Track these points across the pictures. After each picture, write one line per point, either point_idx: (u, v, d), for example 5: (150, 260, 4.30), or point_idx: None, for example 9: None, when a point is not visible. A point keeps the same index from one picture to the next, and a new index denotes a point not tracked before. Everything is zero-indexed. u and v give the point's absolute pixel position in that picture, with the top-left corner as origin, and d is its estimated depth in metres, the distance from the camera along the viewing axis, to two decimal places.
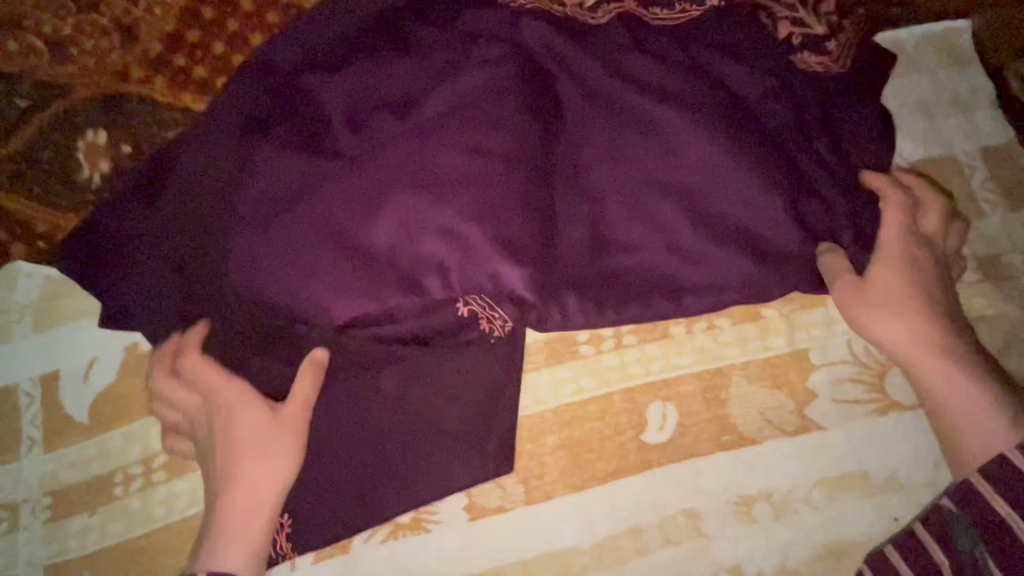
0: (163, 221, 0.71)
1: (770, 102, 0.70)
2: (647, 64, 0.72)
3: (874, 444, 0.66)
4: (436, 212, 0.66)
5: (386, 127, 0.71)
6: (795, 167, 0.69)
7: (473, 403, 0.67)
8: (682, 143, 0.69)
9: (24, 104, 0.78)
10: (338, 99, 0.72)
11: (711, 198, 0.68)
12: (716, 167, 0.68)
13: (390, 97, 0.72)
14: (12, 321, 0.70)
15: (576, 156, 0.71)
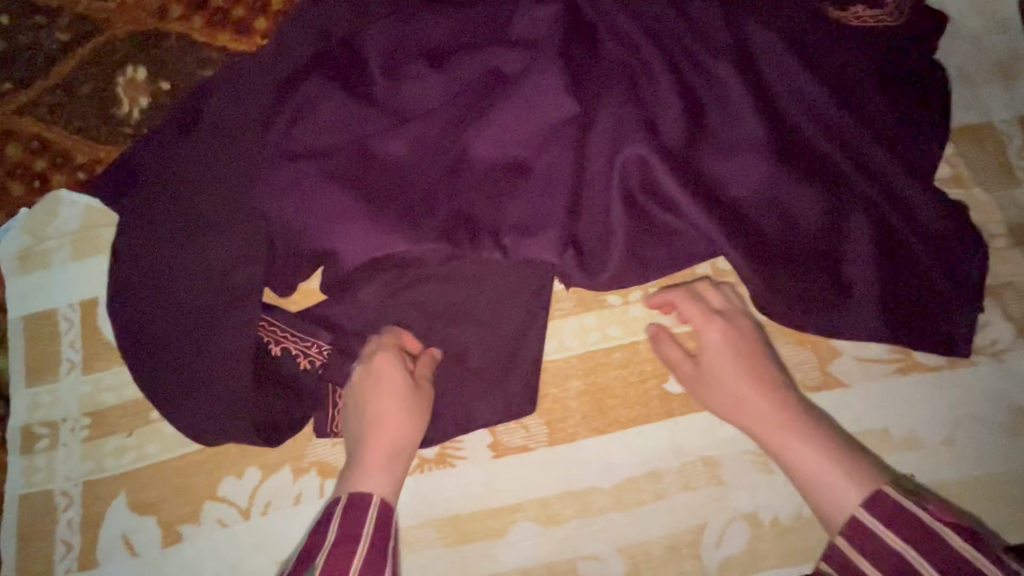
0: (198, 158, 0.71)
1: (804, 66, 0.71)
2: (686, 24, 0.73)
3: (894, 403, 0.67)
4: (472, 162, 0.69)
5: (424, 74, 0.71)
6: (828, 128, 0.70)
7: (502, 345, 0.68)
8: (711, 104, 0.71)
9: (65, 39, 0.79)
10: (375, 44, 0.72)
11: (741, 157, 0.69)
12: (745, 127, 0.70)
13: (425, 42, 0.73)
14: (51, 247, 0.71)
15: (611, 106, 0.70)
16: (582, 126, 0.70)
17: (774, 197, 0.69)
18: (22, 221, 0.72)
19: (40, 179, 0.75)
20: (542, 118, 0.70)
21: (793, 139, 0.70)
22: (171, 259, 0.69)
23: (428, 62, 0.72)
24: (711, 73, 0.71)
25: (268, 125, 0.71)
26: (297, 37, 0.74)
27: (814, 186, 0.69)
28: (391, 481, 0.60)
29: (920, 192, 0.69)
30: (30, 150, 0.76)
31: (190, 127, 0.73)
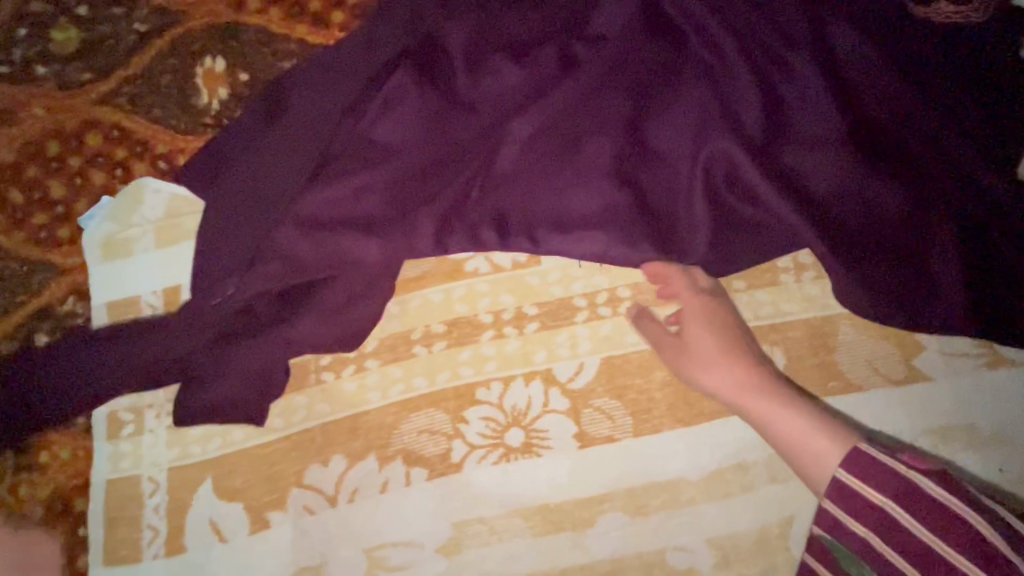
0: (280, 147, 0.71)
1: (885, 62, 0.71)
2: (765, 17, 0.72)
3: (981, 398, 0.67)
4: (554, 154, 0.70)
5: (505, 67, 0.72)
6: (911, 124, 0.70)
7: (587, 336, 0.68)
8: (791, 98, 0.71)
9: (144, 30, 0.80)
10: (456, 37, 0.73)
11: (825, 150, 0.69)
12: (828, 122, 0.70)
13: (505, 35, 0.73)
14: (135, 234, 0.72)
15: (691, 101, 0.70)
16: (663, 120, 0.70)
17: (859, 190, 0.68)
18: (106, 209, 0.73)
19: (122, 167, 0.76)
20: (623, 111, 0.70)
21: (873, 133, 0.70)
22: (250, 243, 0.68)
23: (508, 55, 0.72)
24: (792, 67, 0.71)
25: (350, 116, 0.71)
26: (379, 32, 0.75)
27: (897, 179, 0.69)
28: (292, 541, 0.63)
29: (1008, 185, 0.69)
30: (112, 139, 0.76)
31: (272, 118, 0.74)
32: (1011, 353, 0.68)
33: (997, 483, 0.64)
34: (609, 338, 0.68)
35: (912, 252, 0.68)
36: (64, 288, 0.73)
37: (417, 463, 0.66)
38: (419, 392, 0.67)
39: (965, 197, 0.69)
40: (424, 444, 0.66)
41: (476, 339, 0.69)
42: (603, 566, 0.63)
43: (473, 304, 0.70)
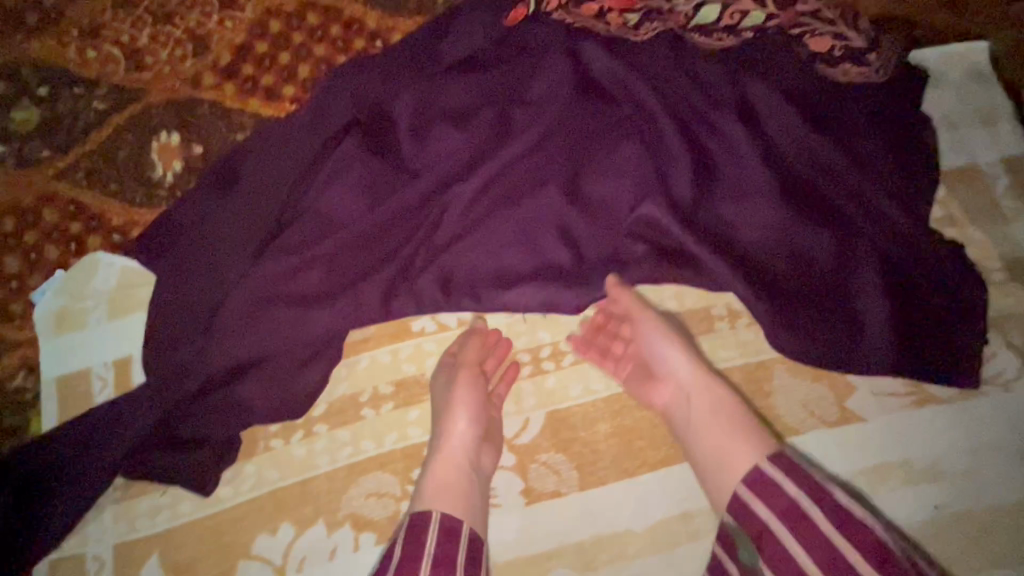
0: (233, 219, 0.74)
1: (805, 119, 0.76)
2: (690, 82, 0.78)
3: (913, 436, 0.69)
4: (499, 216, 0.73)
5: (450, 135, 0.75)
6: (831, 174, 0.75)
7: (529, 391, 0.70)
8: (720, 155, 0.75)
9: (102, 107, 0.84)
10: (402, 109, 0.77)
11: (752, 203, 0.73)
12: (752, 175, 0.74)
13: (447, 102, 0.77)
14: (87, 307, 0.73)
15: (626, 160, 0.74)
16: (600, 181, 0.74)
17: (786, 240, 0.73)
18: (59, 284, 0.74)
19: (77, 241, 0.77)
20: (561, 173, 0.74)
21: (798, 186, 0.75)
22: (202, 314, 0.70)
23: (452, 123, 0.76)
24: (717, 124, 0.76)
25: (303, 188, 0.74)
26: (327, 104, 0.79)
27: (821, 229, 0.73)
28: (447, 493, 0.60)
29: (922, 232, 0.73)
30: (67, 214, 0.78)
31: (226, 190, 0.76)
32: (939, 391, 0.70)
33: (931, 519, 0.66)
34: (553, 392, 0.70)
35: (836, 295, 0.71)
36: (15, 364, 0.73)
37: (364, 526, 0.66)
38: (368, 456, 0.68)
39: (888, 243, 0.72)
40: (372, 508, 0.66)
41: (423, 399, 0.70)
42: None
43: (420, 363, 0.71)
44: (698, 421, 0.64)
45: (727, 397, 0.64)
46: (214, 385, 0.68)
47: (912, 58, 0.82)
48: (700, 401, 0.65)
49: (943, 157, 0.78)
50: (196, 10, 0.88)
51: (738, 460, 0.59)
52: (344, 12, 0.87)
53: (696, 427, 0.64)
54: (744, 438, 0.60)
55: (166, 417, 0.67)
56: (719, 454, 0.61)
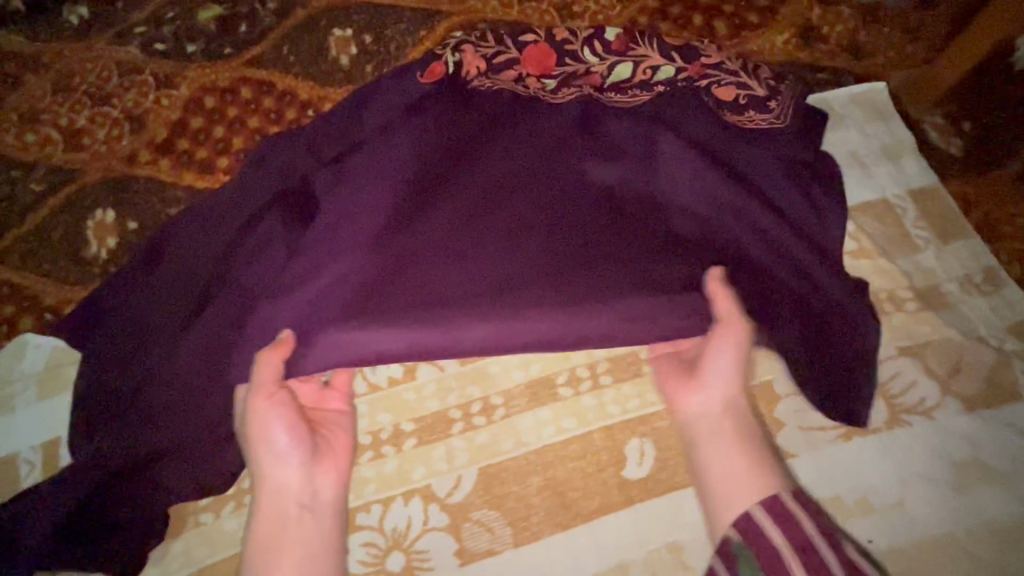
0: (154, 300, 0.74)
1: (708, 170, 0.77)
2: (602, 141, 0.80)
3: (843, 470, 0.69)
4: (396, 282, 0.71)
5: (354, 203, 0.74)
6: (738, 217, 0.76)
7: (461, 447, 0.70)
8: (625, 214, 0.77)
9: (39, 189, 0.86)
10: (318, 181, 0.77)
11: (653, 261, 0.75)
12: (656, 227, 0.77)
13: (359, 162, 0.77)
14: (16, 390, 0.73)
15: (532, 225, 0.76)
16: (502, 245, 0.74)
17: (692, 293, 0.73)
18: None
19: (8, 323, 0.78)
20: (465, 241, 0.74)
21: (700, 241, 0.76)
22: (130, 391, 0.71)
23: (355, 189, 0.75)
24: (624, 177, 0.78)
25: (220, 263, 0.75)
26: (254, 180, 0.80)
27: (725, 280, 0.73)
28: (294, 553, 0.62)
29: (834, 269, 0.75)
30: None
31: (150, 265, 0.77)
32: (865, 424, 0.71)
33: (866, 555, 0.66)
34: (485, 448, 0.70)
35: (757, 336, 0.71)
36: None
37: None
38: None
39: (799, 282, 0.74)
40: None
41: (355, 462, 0.70)
42: None
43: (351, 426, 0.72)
44: (733, 442, 0.66)
45: (756, 435, 0.67)
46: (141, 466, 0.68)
47: (813, 102, 0.87)
48: (709, 429, 0.68)
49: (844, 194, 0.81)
50: (133, 91, 0.92)
51: (750, 493, 0.62)
52: (277, 85, 0.91)
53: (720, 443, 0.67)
54: (767, 475, 0.63)
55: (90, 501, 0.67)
56: (726, 489, 0.63)
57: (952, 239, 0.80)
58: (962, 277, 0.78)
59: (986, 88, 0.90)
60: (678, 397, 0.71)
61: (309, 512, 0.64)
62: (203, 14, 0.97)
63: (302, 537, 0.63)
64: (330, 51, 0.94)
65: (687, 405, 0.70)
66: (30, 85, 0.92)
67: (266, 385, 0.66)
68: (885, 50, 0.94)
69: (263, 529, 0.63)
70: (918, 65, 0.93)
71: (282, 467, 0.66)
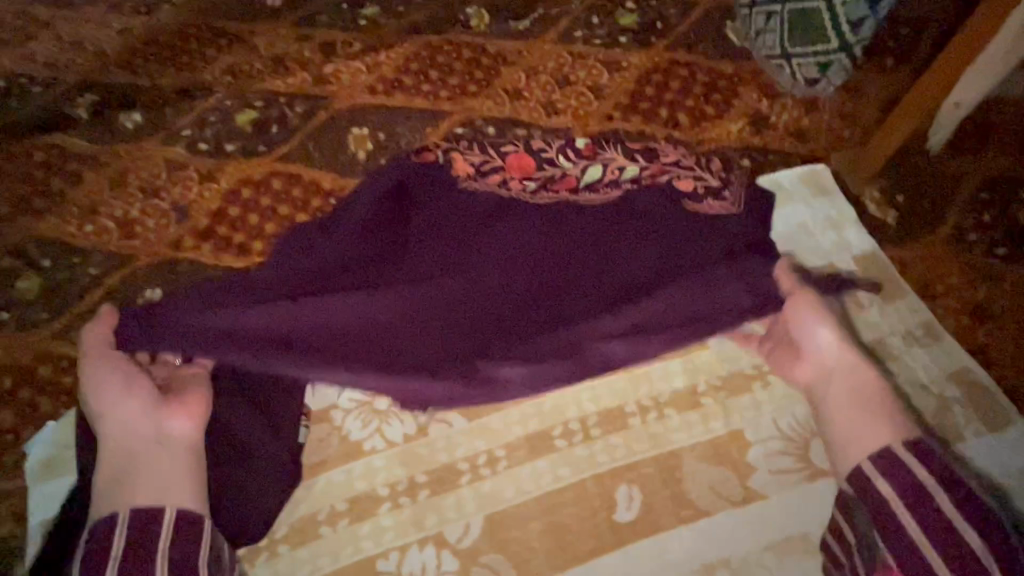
0: (171, 308, 0.81)
1: (654, 232, 0.90)
2: (581, 218, 0.92)
3: (810, 509, 0.78)
4: (358, 329, 0.82)
5: (354, 267, 0.88)
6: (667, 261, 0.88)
7: (469, 497, 0.79)
8: (575, 267, 0.88)
9: (96, 272, 0.98)
10: (331, 241, 0.90)
11: (587, 307, 0.85)
12: (598, 267, 0.88)
13: (353, 221, 0.92)
14: (72, 455, 0.82)
15: (497, 282, 0.87)
16: (451, 298, 0.86)
17: (615, 332, 0.83)
18: (47, 435, 0.84)
19: (67, 394, 0.88)
20: (430, 293, 0.86)
21: (633, 290, 0.86)
22: None
23: (357, 256, 0.89)
24: (572, 225, 0.92)
25: (229, 293, 0.85)
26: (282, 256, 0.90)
27: (647, 324, 0.84)
28: (184, 492, 0.68)
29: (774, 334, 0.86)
30: (61, 369, 0.90)
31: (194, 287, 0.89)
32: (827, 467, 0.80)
33: None
34: (491, 496, 0.79)
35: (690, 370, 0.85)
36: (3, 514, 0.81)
37: None
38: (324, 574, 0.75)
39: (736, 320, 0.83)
40: None
41: (375, 513, 0.78)
42: None
43: (371, 480, 0.80)
44: (844, 397, 0.74)
45: (876, 396, 0.72)
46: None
47: (763, 183, 1.01)
48: (821, 380, 0.77)
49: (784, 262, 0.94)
50: (180, 184, 1.06)
51: (869, 437, 0.69)
52: (303, 177, 1.06)
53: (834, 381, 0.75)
54: (877, 422, 0.70)
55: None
56: (850, 420, 0.72)
57: (893, 297, 0.91)
58: (903, 331, 0.89)
59: (913, 166, 1.06)
60: (798, 369, 0.80)
61: (147, 451, 0.70)
62: (239, 116, 1.13)
63: (150, 466, 0.69)
64: (349, 146, 1.09)
65: (805, 375, 0.79)
66: (91, 182, 1.07)
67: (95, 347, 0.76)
68: (826, 136, 1.09)
69: (108, 469, 0.69)
70: (855, 146, 1.08)
71: (120, 406, 0.72)
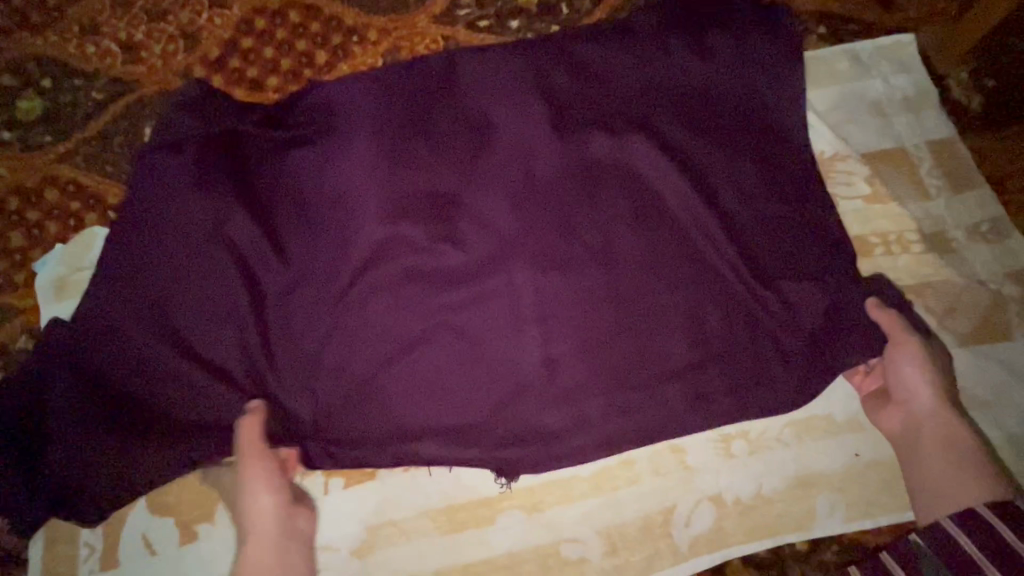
0: (281, 183, 0.78)
1: (779, 149, 0.80)
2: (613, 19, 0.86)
3: (839, 391, 0.74)
4: (313, 269, 0.74)
5: (489, 170, 0.78)
6: (678, 219, 0.77)
7: None
8: (680, 339, 0.73)
9: (100, 98, 0.91)
10: (349, 172, 0.77)
11: (679, 343, 0.73)
12: (599, 219, 0.77)
13: (348, 149, 0.78)
14: (85, 276, 0.80)
15: (530, 202, 0.77)
16: (416, 275, 0.74)
17: (580, 356, 0.73)
18: (59, 255, 0.81)
19: (76, 218, 0.85)
20: (420, 232, 0.76)
21: (709, 344, 0.73)
22: (140, 370, 0.71)
23: (483, 146, 0.80)
24: (605, 164, 0.79)
25: (331, 188, 0.77)
26: (219, 109, 0.83)
27: (732, 347, 0.73)
28: None
29: (830, 283, 0.74)
30: (67, 194, 0.86)
31: (229, 247, 0.75)
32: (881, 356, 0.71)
33: (851, 466, 0.72)
34: None
35: (701, 345, 0.73)
36: (18, 329, 0.81)
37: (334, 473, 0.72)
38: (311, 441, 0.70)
39: (753, 277, 0.74)
40: None
41: None
42: (503, 559, 0.69)
43: None
44: (932, 449, 0.65)
45: (966, 441, 0.64)
46: (168, 441, 0.69)
47: (836, 53, 0.89)
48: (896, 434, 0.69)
49: (819, 145, 0.84)
50: (187, 9, 0.95)
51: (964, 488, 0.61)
52: (322, 10, 0.95)
53: (921, 441, 0.67)
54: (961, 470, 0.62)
55: (86, 473, 0.68)
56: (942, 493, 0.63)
57: (964, 190, 0.83)
58: (969, 225, 0.81)
59: (1014, 46, 0.92)
60: (878, 415, 0.71)
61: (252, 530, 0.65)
62: None
63: (261, 549, 0.64)
64: None
65: (891, 426, 0.70)
66: None
67: (251, 449, 0.66)
68: (919, 4, 0.95)
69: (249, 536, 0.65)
70: (949, 19, 0.94)
71: (258, 498, 0.65)
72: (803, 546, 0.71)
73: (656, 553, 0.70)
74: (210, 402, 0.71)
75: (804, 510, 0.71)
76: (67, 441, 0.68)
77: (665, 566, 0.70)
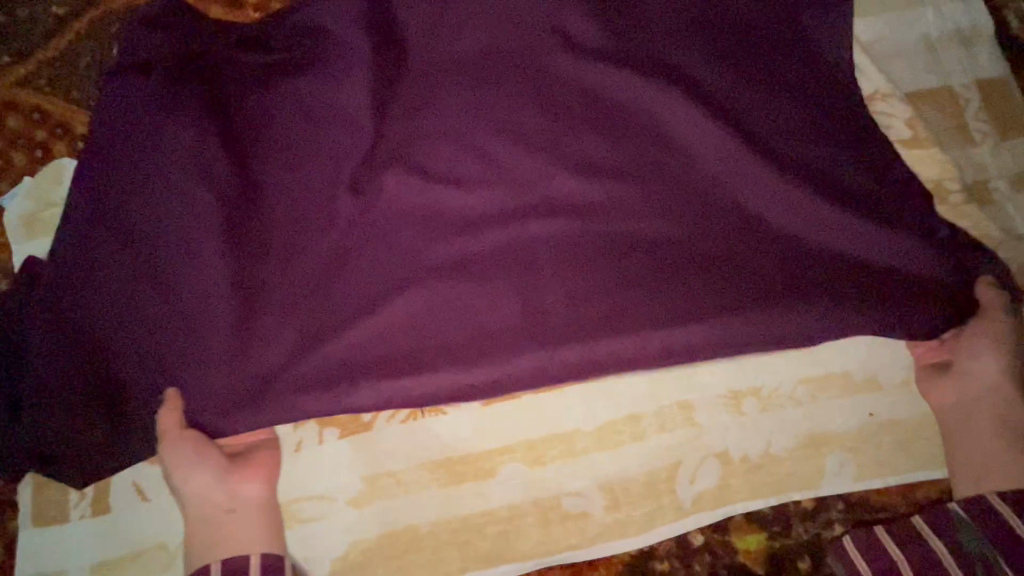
0: (264, 115, 0.71)
1: (814, 84, 0.72)
2: None
3: (859, 350, 0.70)
4: (302, 210, 0.68)
5: (495, 102, 0.71)
6: (702, 159, 0.70)
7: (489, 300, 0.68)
8: (700, 290, 0.67)
9: (62, 13, 0.82)
10: (340, 101, 0.70)
11: (700, 294, 0.67)
12: (615, 160, 0.70)
13: (338, 75, 0.71)
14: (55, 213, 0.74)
15: (541, 139, 0.71)
16: (413, 220, 0.68)
17: (588, 303, 0.66)
18: (27, 188, 0.75)
19: (42, 148, 0.78)
20: (419, 171, 0.69)
21: (732, 294, 0.67)
22: (113, 315, 0.66)
23: (487, 76, 0.72)
24: (621, 101, 0.72)
25: (320, 120, 0.70)
26: (191, 25, 0.74)
27: (760, 300, 0.66)
28: None
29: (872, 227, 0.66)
30: (32, 121, 0.79)
31: (209, 185, 0.68)
32: (924, 315, 0.65)
33: (865, 426, 0.70)
34: None
35: (728, 294, 0.66)
36: None
37: (328, 424, 0.69)
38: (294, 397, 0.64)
39: (781, 225, 0.68)
40: None
41: None
42: (503, 512, 0.68)
43: None
44: (979, 425, 0.62)
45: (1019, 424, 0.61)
46: (149, 391, 0.66)
47: None
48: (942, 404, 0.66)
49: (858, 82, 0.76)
50: None
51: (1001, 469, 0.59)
52: None
53: (969, 425, 0.63)
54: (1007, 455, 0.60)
55: (56, 423, 0.64)
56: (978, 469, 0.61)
57: (1013, 135, 0.76)
58: (1013, 175, 0.75)
59: None
60: (931, 392, 0.67)
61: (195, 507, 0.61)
62: None
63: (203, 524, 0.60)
64: None
65: (939, 395, 0.66)
66: None
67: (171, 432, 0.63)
68: None
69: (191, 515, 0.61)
70: None
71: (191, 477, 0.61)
72: (809, 504, 0.70)
73: (658, 510, 0.69)
74: (186, 353, 0.66)
75: (813, 470, 0.69)
76: (42, 390, 0.65)
77: (667, 521, 0.68)
